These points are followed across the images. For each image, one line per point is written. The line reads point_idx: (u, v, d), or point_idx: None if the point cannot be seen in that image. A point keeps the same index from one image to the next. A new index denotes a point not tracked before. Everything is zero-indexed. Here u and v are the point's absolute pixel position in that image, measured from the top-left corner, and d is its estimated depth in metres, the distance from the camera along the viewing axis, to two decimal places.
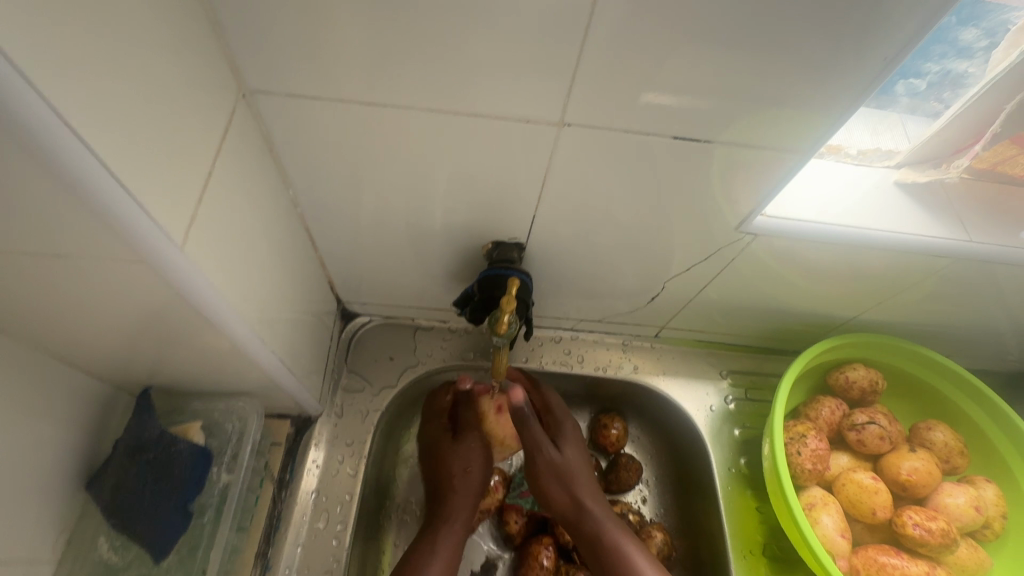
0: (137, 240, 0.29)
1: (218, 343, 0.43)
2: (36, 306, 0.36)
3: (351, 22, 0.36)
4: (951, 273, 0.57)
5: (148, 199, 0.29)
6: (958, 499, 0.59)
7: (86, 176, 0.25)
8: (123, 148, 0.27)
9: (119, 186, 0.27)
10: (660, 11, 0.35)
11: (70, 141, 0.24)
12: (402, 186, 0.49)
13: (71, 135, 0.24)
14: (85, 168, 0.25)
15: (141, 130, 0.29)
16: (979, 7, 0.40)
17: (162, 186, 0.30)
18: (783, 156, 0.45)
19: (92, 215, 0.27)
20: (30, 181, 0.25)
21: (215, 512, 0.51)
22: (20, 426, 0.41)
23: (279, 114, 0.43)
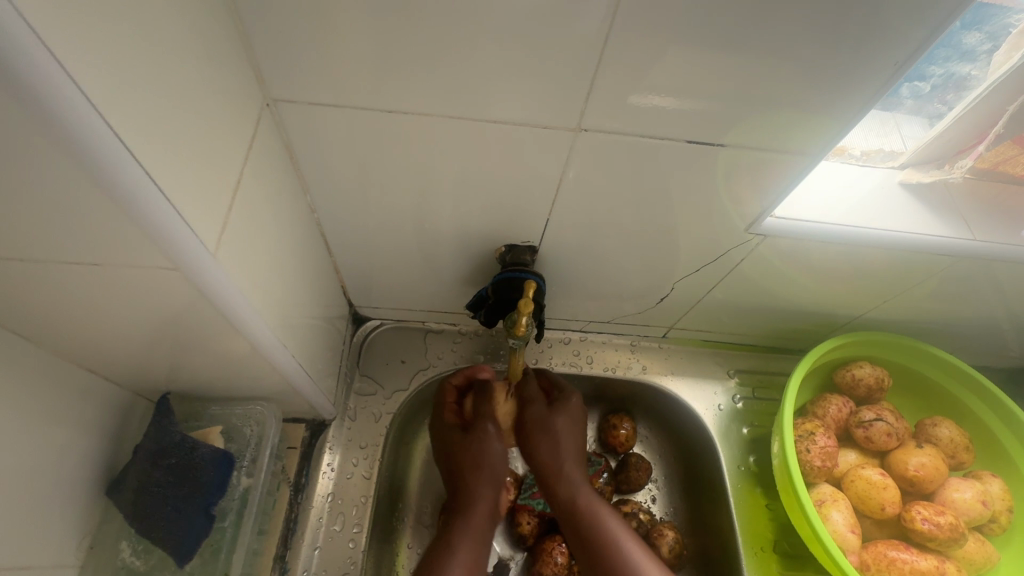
0: (172, 244, 0.30)
1: (239, 349, 0.44)
2: (65, 313, 0.36)
3: (373, 33, 0.37)
4: (955, 272, 0.58)
5: (184, 209, 0.30)
6: (965, 494, 0.60)
7: (130, 188, 0.26)
8: (160, 156, 0.28)
9: (159, 197, 0.28)
10: (677, 20, 0.36)
11: (117, 148, 0.25)
12: (417, 191, 0.50)
13: (120, 148, 0.25)
14: (129, 174, 0.26)
15: (176, 140, 0.29)
16: (983, 12, 0.41)
17: (192, 195, 0.31)
18: (793, 158, 0.46)
19: (132, 218, 0.28)
20: (76, 187, 0.26)
21: (237, 516, 0.52)
22: (43, 434, 0.42)
23: (299, 122, 0.43)
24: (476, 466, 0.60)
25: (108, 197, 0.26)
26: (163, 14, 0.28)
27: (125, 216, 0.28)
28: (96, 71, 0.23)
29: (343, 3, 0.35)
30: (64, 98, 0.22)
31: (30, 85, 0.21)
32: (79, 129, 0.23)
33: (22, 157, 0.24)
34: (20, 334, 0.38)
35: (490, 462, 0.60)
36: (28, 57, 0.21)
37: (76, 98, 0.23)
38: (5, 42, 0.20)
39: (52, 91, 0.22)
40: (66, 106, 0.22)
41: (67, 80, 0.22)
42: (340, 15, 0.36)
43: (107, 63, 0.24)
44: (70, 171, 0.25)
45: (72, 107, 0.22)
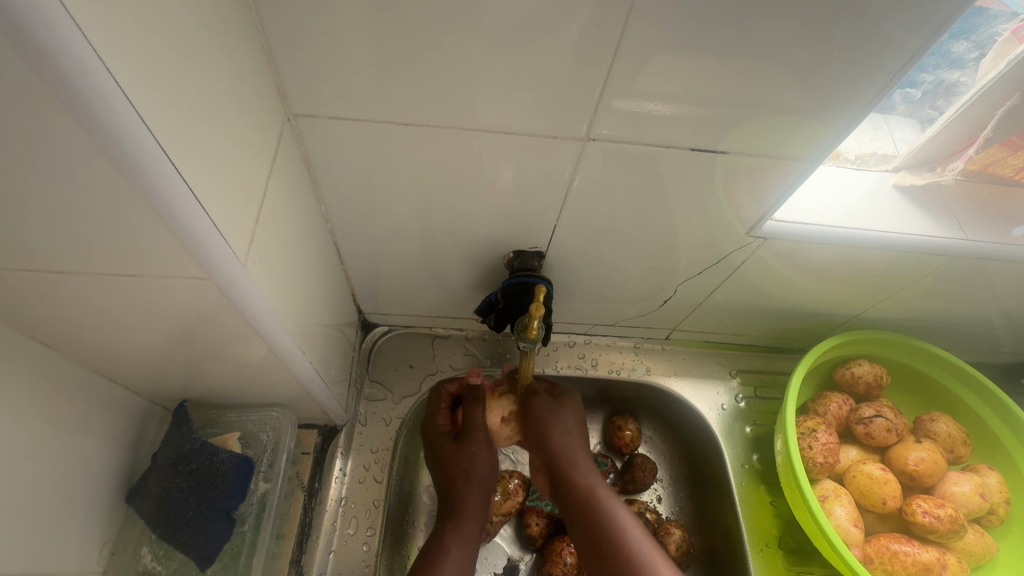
0: (206, 253, 0.32)
1: (259, 356, 0.45)
2: (93, 323, 0.37)
3: (390, 49, 0.38)
4: (949, 271, 0.60)
5: (217, 217, 0.32)
6: (963, 487, 0.61)
7: (167, 194, 0.28)
8: (198, 169, 0.30)
9: (194, 203, 0.29)
10: (682, 34, 0.37)
11: (163, 162, 0.27)
12: (429, 200, 0.51)
13: (161, 156, 0.26)
14: (172, 187, 0.28)
15: (210, 156, 0.31)
16: (970, 23, 0.43)
17: (222, 205, 0.32)
18: (791, 164, 0.48)
19: (172, 228, 0.29)
20: (123, 199, 0.27)
21: (256, 520, 0.53)
22: (67, 442, 0.43)
23: (315, 135, 0.45)
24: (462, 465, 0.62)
25: (145, 201, 0.28)
26: (197, 38, 0.29)
27: (160, 220, 0.29)
28: (138, 90, 0.25)
29: (362, 22, 0.37)
30: (112, 107, 0.23)
31: (81, 94, 0.22)
32: (124, 137, 0.24)
33: (69, 163, 0.25)
34: (47, 344, 0.39)
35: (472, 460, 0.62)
36: (82, 68, 0.22)
37: (122, 108, 0.24)
38: (61, 54, 0.21)
39: (102, 100, 0.23)
40: (113, 114, 0.24)
41: (116, 90, 0.23)
42: (358, 34, 0.37)
43: (149, 83, 0.25)
44: (113, 176, 0.26)
45: (118, 115, 0.24)
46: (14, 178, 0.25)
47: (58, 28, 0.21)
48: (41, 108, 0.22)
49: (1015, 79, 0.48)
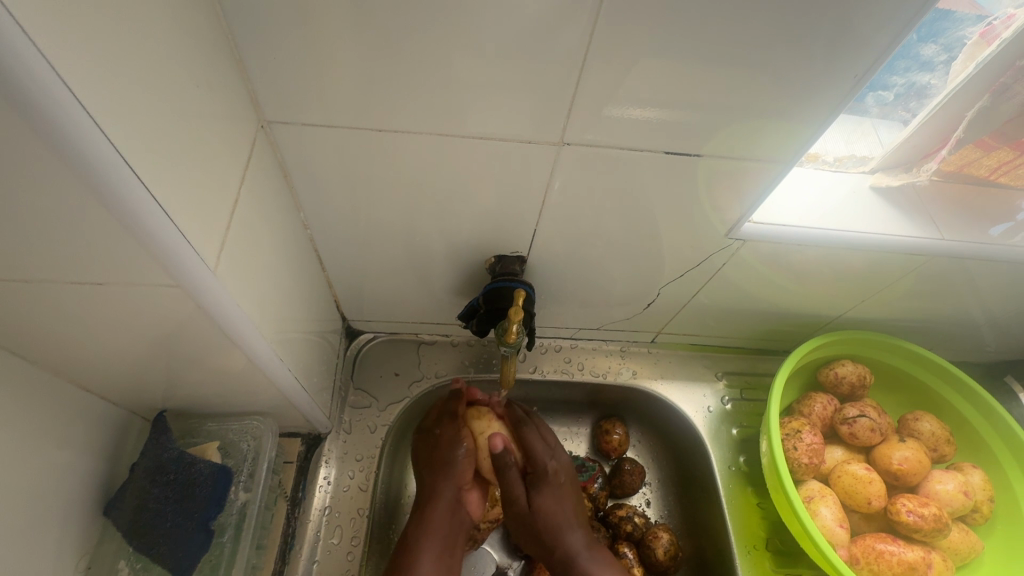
0: (176, 262, 0.32)
1: (236, 364, 0.45)
2: (66, 332, 0.37)
3: (363, 57, 0.38)
4: (927, 270, 0.60)
5: (186, 226, 0.31)
6: (947, 485, 0.62)
7: (131, 203, 0.27)
8: (164, 178, 0.29)
9: (161, 213, 0.29)
10: (651, 39, 0.38)
11: (127, 173, 0.27)
12: (409, 206, 0.52)
13: (124, 166, 0.26)
14: (137, 198, 0.27)
15: (178, 166, 0.31)
16: (938, 25, 0.44)
17: (192, 213, 0.32)
18: (766, 166, 0.49)
19: (139, 239, 0.29)
20: (88, 209, 0.27)
21: (235, 530, 0.52)
22: (42, 456, 0.42)
23: (294, 143, 0.45)
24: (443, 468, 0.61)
25: (110, 211, 0.27)
26: (162, 48, 0.29)
27: (126, 230, 0.29)
28: (100, 100, 0.25)
29: (333, 30, 0.37)
30: (70, 118, 0.23)
31: (36, 103, 0.22)
32: (85, 148, 0.24)
33: (30, 173, 0.25)
34: (21, 356, 0.39)
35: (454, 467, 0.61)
36: (37, 79, 0.22)
37: (80, 118, 0.24)
38: (15, 65, 0.21)
39: (59, 111, 0.23)
40: (71, 124, 0.23)
41: (74, 100, 0.23)
42: (332, 42, 0.37)
43: (112, 93, 0.25)
44: (75, 187, 0.26)
45: (77, 126, 0.24)
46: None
47: (10, 39, 0.20)
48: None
49: (985, 80, 0.49)
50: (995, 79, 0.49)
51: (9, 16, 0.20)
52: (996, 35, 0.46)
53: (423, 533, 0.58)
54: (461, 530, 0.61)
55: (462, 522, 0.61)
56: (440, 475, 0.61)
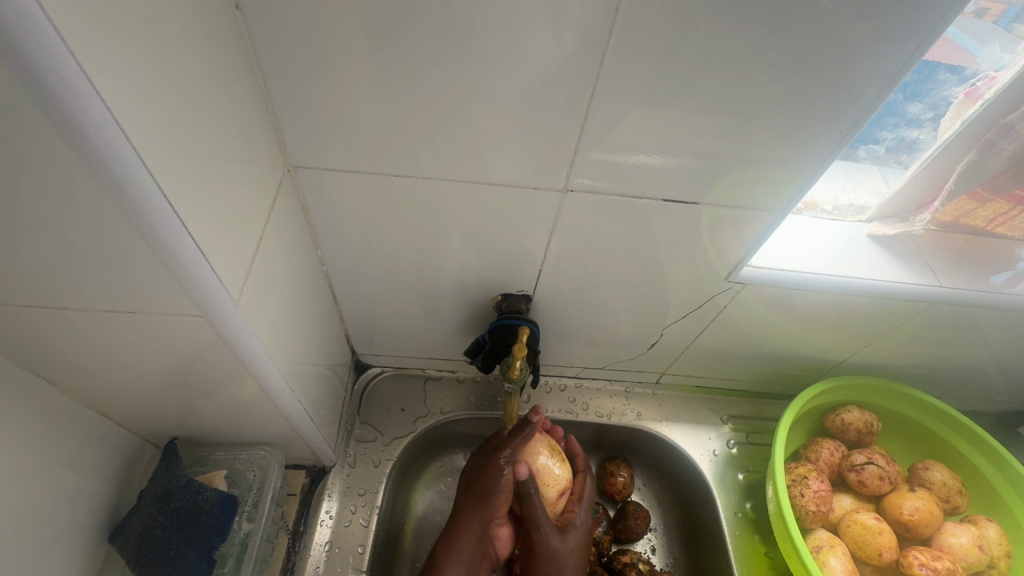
0: (206, 298, 0.34)
1: (248, 392, 0.46)
2: (91, 358, 0.39)
3: (382, 107, 0.42)
4: (929, 316, 0.61)
5: (216, 263, 0.34)
6: (961, 539, 0.59)
7: (166, 236, 0.30)
8: (202, 223, 0.33)
9: (195, 250, 0.32)
10: (649, 93, 0.41)
11: (171, 219, 0.30)
12: (420, 245, 0.54)
13: (168, 209, 0.29)
14: (178, 240, 0.31)
15: (213, 208, 0.34)
16: (921, 86, 0.47)
17: (224, 252, 0.35)
18: (762, 214, 0.51)
19: (176, 275, 0.32)
20: (135, 248, 0.30)
21: (236, 561, 0.52)
22: (55, 478, 0.44)
23: (317, 187, 0.48)
24: (484, 502, 0.60)
25: (151, 247, 0.30)
26: (205, 101, 0.33)
27: (155, 254, 0.31)
28: (138, 124, 0.27)
29: (355, 82, 0.40)
30: (113, 145, 0.26)
31: (102, 154, 0.25)
32: (120, 169, 0.26)
33: (74, 199, 0.27)
34: (46, 379, 0.41)
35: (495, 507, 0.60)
36: (80, 101, 0.24)
37: (139, 171, 0.27)
38: (88, 123, 0.24)
39: (119, 162, 0.26)
40: (131, 177, 0.27)
41: (107, 115, 0.25)
42: (352, 95, 0.41)
43: (163, 146, 0.29)
44: (103, 203, 0.28)
45: (134, 174, 0.27)
46: (14, 210, 0.27)
47: (57, 59, 0.22)
48: (41, 139, 0.24)
49: (971, 137, 0.51)
50: (980, 136, 0.51)
51: (57, 38, 0.22)
52: (980, 95, 0.49)
53: (448, 556, 0.60)
54: (484, 558, 0.63)
55: (484, 553, 0.62)
56: (477, 506, 0.60)
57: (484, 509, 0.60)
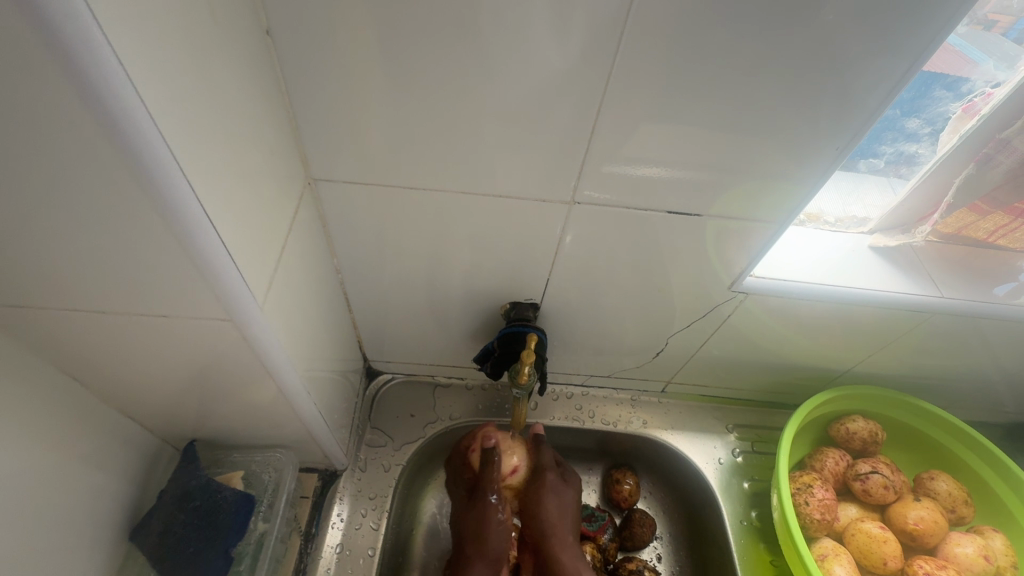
0: (235, 305, 0.36)
1: (266, 395, 0.48)
2: (120, 360, 0.41)
3: (398, 123, 0.44)
4: (931, 326, 0.62)
5: (245, 272, 0.36)
6: (966, 548, 0.59)
7: (204, 249, 0.32)
8: (235, 236, 0.35)
9: (228, 261, 0.34)
10: (653, 110, 0.42)
11: (211, 234, 0.32)
12: (432, 254, 0.56)
13: (208, 225, 0.31)
14: (215, 253, 0.33)
15: (244, 220, 0.36)
16: (918, 102, 0.48)
17: (251, 261, 0.37)
18: (764, 226, 0.52)
19: (210, 284, 0.34)
20: (172, 258, 0.32)
21: (252, 560, 0.54)
22: (82, 475, 0.45)
23: (334, 198, 0.50)
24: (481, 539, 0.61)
25: (187, 257, 0.32)
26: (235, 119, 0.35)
27: (189, 263, 0.33)
28: (186, 149, 0.29)
29: (373, 100, 0.42)
30: (164, 169, 0.28)
31: (154, 177, 0.27)
32: (169, 190, 0.28)
33: (119, 213, 0.29)
34: (77, 380, 0.43)
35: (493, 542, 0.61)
36: (138, 129, 0.26)
37: (185, 191, 0.29)
38: (145, 149, 0.26)
39: (168, 184, 0.28)
40: (178, 197, 0.29)
41: (177, 168, 0.28)
42: (369, 112, 0.43)
43: (205, 165, 0.31)
44: (146, 218, 0.30)
45: (181, 194, 0.29)
46: (64, 221, 0.29)
47: (126, 100, 0.25)
48: (97, 161, 0.27)
49: (968, 151, 0.52)
50: (978, 150, 0.52)
51: (127, 79, 0.24)
52: (977, 111, 0.50)
53: None
54: None
55: None
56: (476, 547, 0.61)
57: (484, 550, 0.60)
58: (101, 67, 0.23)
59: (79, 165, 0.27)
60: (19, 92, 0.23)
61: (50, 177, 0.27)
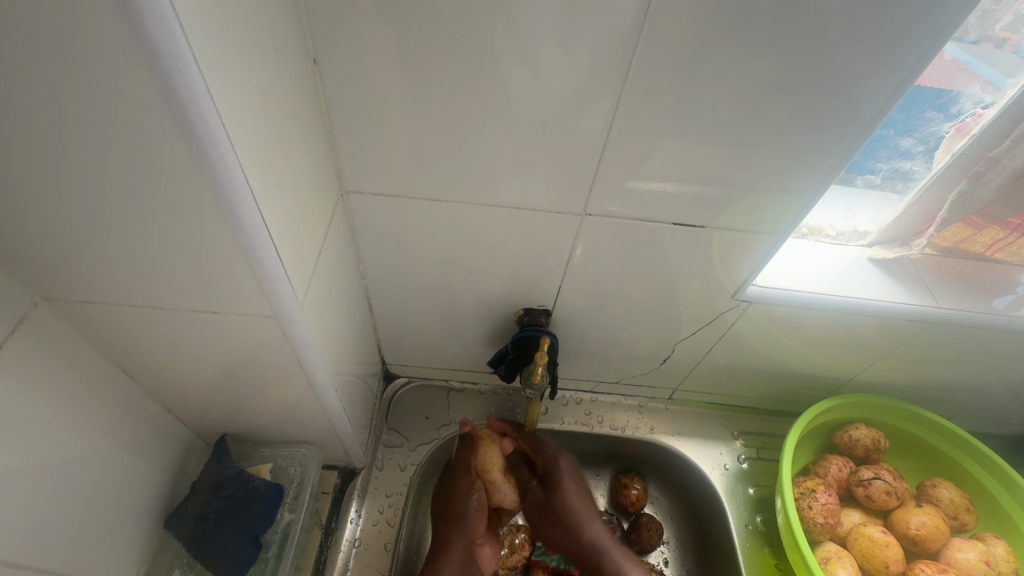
0: (281, 309, 0.40)
1: (296, 391, 0.51)
2: (168, 355, 0.45)
3: (423, 140, 0.47)
4: (931, 335, 0.64)
5: (293, 280, 0.40)
6: (968, 554, 0.61)
7: (263, 262, 0.36)
8: (286, 249, 0.38)
9: (281, 272, 0.37)
10: (660, 129, 0.46)
11: (270, 251, 0.35)
12: (452, 262, 0.59)
13: (269, 242, 0.35)
14: (272, 265, 0.36)
15: (292, 232, 0.39)
16: (910, 122, 0.51)
17: (297, 268, 0.41)
18: (766, 238, 0.55)
19: (262, 289, 0.38)
20: (231, 266, 0.36)
21: (278, 548, 0.57)
22: (127, 463, 0.49)
23: (362, 208, 0.54)
24: (456, 518, 0.65)
25: (241, 264, 0.36)
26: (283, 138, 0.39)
27: (244, 270, 0.36)
28: (255, 174, 0.33)
29: (401, 119, 0.46)
30: (238, 194, 0.31)
31: (230, 201, 0.31)
32: (241, 212, 0.32)
33: (189, 224, 0.33)
34: (127, 373, 0.47)
35: (466, 521, 0.65)
36: (223, 161, 0.29)
37: (253, 213, 0.33)
38: (227, 177, 0.30)
39: (241, 207, 0.32)
40: (248, 217, 0.33)
41: (248, 193, 0.32)
42: (397, 130, 0.47)
43: (268, 186, 0.35)
44: (209, 229, 0.33)
45: (250, 216, 0.33)
46: (140, 228, 0.33)
47: (214, 137, 0.28)
48: (179, 181, 0.30)
49: (961, 168, 0.55)
50: (969, 167, 0.55)
51: (217, 118, 0.28)
52: (968, 130, 0.52)
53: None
54: None
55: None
56: (451, 525, 0.65)
57: (458, 527, 0.64)
58: (198, 110, 0.27)
59: (162, 184, 0.31)
60: (121, 122, 0.28)
61: (137, 191, 0.31)
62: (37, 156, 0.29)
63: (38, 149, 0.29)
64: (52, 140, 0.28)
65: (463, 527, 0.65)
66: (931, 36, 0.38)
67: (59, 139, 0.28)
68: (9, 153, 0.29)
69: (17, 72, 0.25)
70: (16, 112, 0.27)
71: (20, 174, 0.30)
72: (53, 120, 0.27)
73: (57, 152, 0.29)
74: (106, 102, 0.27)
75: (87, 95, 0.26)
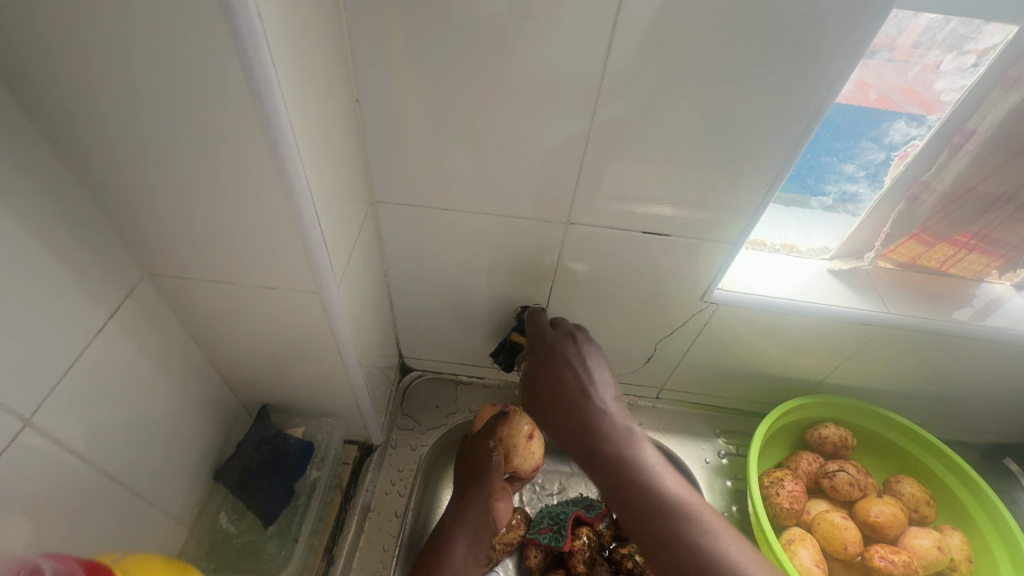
0: (326, 292, 0.51)
1: (325, 366, 0.61)
2: (230, 329, 0.57)
3: (435, 162, 0.59)
4: (889, 340, 0.71)
5: (337, 270, 0.51)
6: (922, 540, 0.66)
7: (315, 253, 0.47)
8: (333, 246, 0.50)
9: (328, 263, 0.49)
10: (626, 156, 0.56)
11: (322, 246, 0.47)
12: (461, 265, 0.70)
13: (322, 239, 0.46)
14: (322, 257, 0.48)
15: (337, 232, 0.51)
16: (850, 151, 0.61)
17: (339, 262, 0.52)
18: (729, 247, 0.64)
19: (311, 275, 0.49)
20: (290, 256, 0.48)
21: (307, 497, 0.68)
22: (190, 420, 0.61)
23: (385, 217, 0.65)
24: (478, 474, 0.71)
25: (295, 255, 0.47)
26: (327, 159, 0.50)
27: (297, 259, 0.48)
28: (316, 189, 0.44)
29: (418, 146, 0.58)
30: (303, 204, 0.43)
31: (299, 208, 0.43)
32: (304, 216, 0.44)
33: (260, 224, 0.45)
34: (196, 344, 0.59)
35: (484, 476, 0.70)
36: (296, 179, 0.41)
37: (313, 217, 0.44)
38: (298, 191, 0.42)
39: (306, 213, 0.44)
40: (310, 220, 0.44)
41: (310, 202, 0.43)
42: (415, 155, 0.58)
43: (322, 197, 0.46)
44: (274, 228, 0.45)
45: (311, 219, 0.44)
46: (224, 225, 0.45)
47: (293, 162, 0.40)
48: (259, 193, 0.42)
49: (899, 190, 0.63)
50: (906, 190, 0.63)
51: (296, 149, 0.40)
52: (905, 155, 0.60)
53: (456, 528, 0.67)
54: (488, 532, 0.70)
55: (488, 527, 0.70)
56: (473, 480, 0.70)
57: (479, 481, 0.70)
58: (283, 144, 0.39)
59: (245, 194, 0.43)
60: (223, 151, 0.40)
61: (227, 199, 0.43)
62: (163, 172, 0.41)
63: (163, 167, 0.41)
64: (175, 163, 0.41)
65: (481, 480, 0.70)
66: (833, 91, 0.49)
67: (179, 162, 0.41)
68: (143, 171, 0.41)
69: (156, 117, 0.38)
70: (153, 141, 0.39)
71: (148, 185, 0.42)
72: (178, 149, 0.40)
73: (178, 170, 0.41)
74: (216, 138, 0.39)
75: (204, 133, 0.39)
